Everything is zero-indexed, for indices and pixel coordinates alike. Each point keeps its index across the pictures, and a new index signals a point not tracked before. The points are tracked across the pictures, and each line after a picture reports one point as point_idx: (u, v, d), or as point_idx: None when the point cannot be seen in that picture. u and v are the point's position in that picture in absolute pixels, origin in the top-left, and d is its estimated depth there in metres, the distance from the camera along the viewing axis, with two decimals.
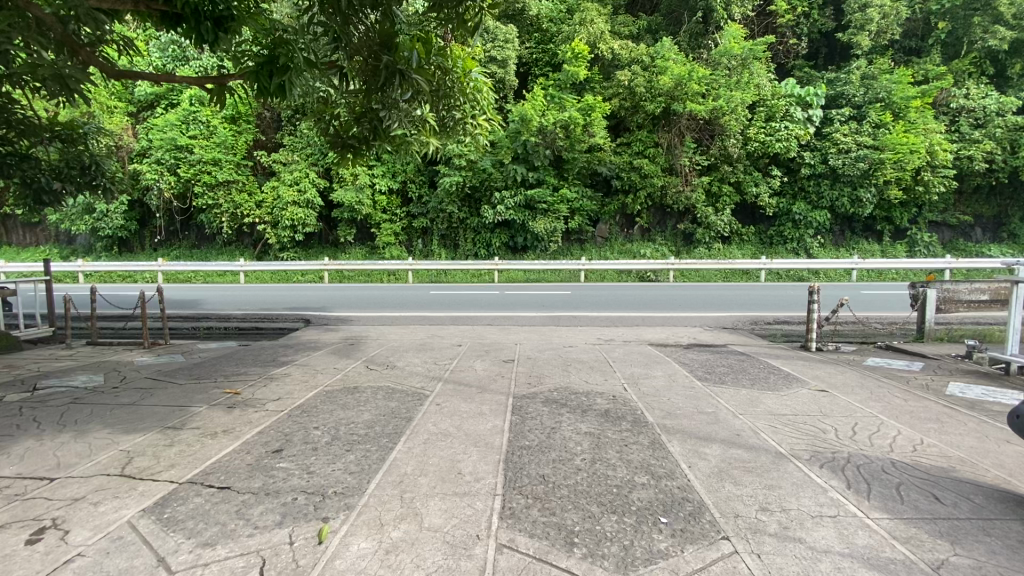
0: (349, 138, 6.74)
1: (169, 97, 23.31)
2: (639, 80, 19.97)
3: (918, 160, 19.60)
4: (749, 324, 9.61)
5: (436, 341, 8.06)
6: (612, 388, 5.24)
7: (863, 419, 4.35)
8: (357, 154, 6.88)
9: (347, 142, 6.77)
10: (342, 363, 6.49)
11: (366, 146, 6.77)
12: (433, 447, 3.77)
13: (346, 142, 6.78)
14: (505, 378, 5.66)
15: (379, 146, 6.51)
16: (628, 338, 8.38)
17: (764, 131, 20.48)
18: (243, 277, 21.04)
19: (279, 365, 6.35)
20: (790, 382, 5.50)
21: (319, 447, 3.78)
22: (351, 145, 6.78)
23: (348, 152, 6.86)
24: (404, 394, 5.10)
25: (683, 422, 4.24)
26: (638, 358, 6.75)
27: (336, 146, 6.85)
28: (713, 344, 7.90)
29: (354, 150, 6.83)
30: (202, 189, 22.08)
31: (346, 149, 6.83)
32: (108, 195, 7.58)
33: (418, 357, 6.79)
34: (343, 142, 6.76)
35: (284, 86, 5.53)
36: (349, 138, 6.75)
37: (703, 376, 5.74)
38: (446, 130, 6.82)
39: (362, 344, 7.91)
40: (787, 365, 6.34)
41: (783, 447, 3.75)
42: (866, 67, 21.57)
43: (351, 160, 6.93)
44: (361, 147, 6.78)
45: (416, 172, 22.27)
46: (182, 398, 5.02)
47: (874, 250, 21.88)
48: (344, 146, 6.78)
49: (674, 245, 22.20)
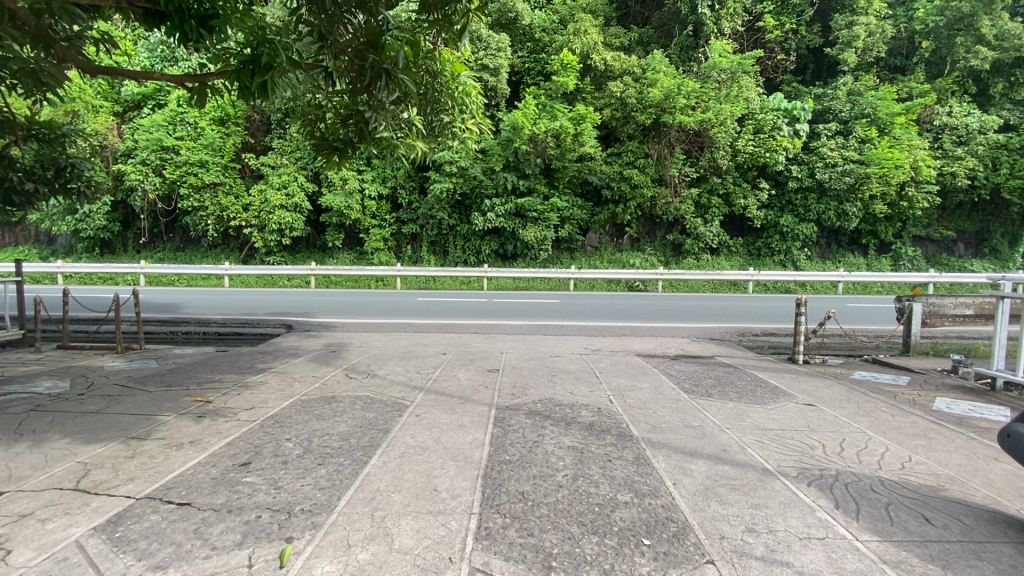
0: (335, 141, 6.58)
1: (156, 98, 23.07)
2: (631, 91, 20.11)
3: (902, 176, 19.93)
4: (736, 335, 9.58)
5: (420, 349, 7.91)
6: (597, 400, 5.12)
7: (851, 435, 4.28)
8: (344, 158, 6.72)
9: (333, 144, 6.61)
10: (321, 371, 6.30)
11: (352, 148, 6.64)
12: (409, 462, 3.61)
13: (332, 144, 6.61)
14: (489, 388, 5.52)
15: (366, 148, 6.40)
16: (615, 348, 8.28)
17: (752, 144, 20.69)
18: (228, 281, 20.79)
19: (255, 372, 6.15)
20: (777, 396, 5.43)
21: (288, 460, 3.61)
22: (337, 148, 6.62)
23: (334, 154, 6.69)
24: (382, 405, 4.94)
25: (669, 436, 4.13)
26: (625, 368, 6.67)
27: (322, 148, 6.67)
28: (700, 355, 7.83)
29: (341, 153, 6.67)
30: (187, 191, 21.81)
31: (333, 151, 6.66)
32: (81, 197, 7.23)
33: (400, 365, 6.63)
34: (330, 144, 6.60)
35: (267, 84, 5.40)
36: (336, 141, 6.59)
37: (690, 389, 5.64)
38: (434, 134, 6.72)
39: (344, 352, 7.72)
40: (774, 378, 6.26)
41: (770, 463, 3.65)
42: (852, 83, 21.97)
43: (338, 163, 6.76)
44: (348, 149, 6.63)
45: (407, 178, 22.16)
46: (150, 405, 4.81)
47: (859, 263, 22.15)
48: (330, 148, 6.61)
49: (663, 255, 22.26)
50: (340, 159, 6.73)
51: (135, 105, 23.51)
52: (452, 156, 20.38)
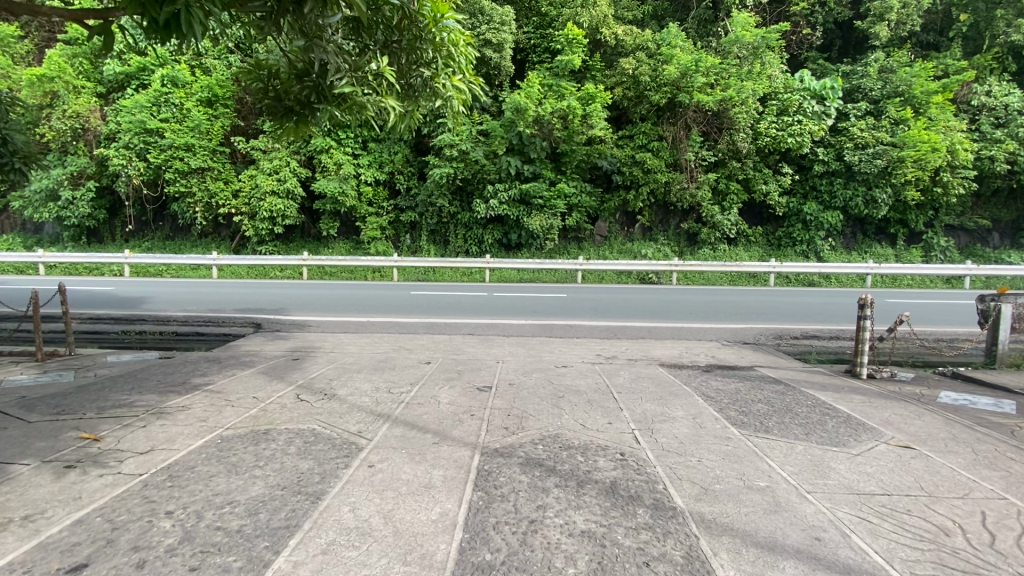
0: (290, 102, 5.18)
1: (140, 77, 21.67)
2: (644, 68, 18.65)
3: (939, 160, 18.24)
4: (772, 340, 8.22)
5: (399, 358, 6.60)
6: (618, 440, 3.81)
7: (992, 506, 2.96)
8: (302, 124, 5.29)
9: (288, 107, 5.22)
10: (267, 390, 5.03)
11: (313, 112, 5.21)
12: (335, 565, 2.34)
13: (287, 106, 5.23)
14: (475, 418, 4.23)
15: (328, 111, 5.04)
16: (634, 356, 6.96)
17: (776, 126, 19.09)
18: (216, 271, 19.63)
19: (182, 392, 4.89)
20: (858, 432, 4.08)
21: (149, 561, 2.36)
22: (293, 110, 5.20)
23: (288, 119, 5.31)
24: (327, 447, 3.66)
25: (730, 510, 2.83)
26: (648, 386, 5.34)
27: (275, 111, 5.30)
28: (737, 366, 6.45)
29: (298, 118, 5.25)
30: (173, 176, 20.62)
31: (287, 115, 5.27)
32: (18, 172, 6.46)
33: (368, 381, 5.31)
34: (283, 107, 5.22)
35: (198, 25, 3.86)
36: (292, 103, 5.19)
37: (738, 421, 4.30)
38: (411, 93, 5.57)
39: (308, 360, 6.43)
40: (842, 402, 4.90)
41: (898, 571, 2.34)
42: (885, 59, 20.25)
43: (294, 131, 5.37)
44: (307, 113, 5.18)
45: (405, 163, 20.88)
46: (11, 450, 3.58)
47: (887, 254, 20.55)
48: (284, 112, 5.23)
49: (678, 245, 20.77)
50: (297, 125, 5.34)
51: (119, 86, 22.38)
52: (452, 139, 19.04)
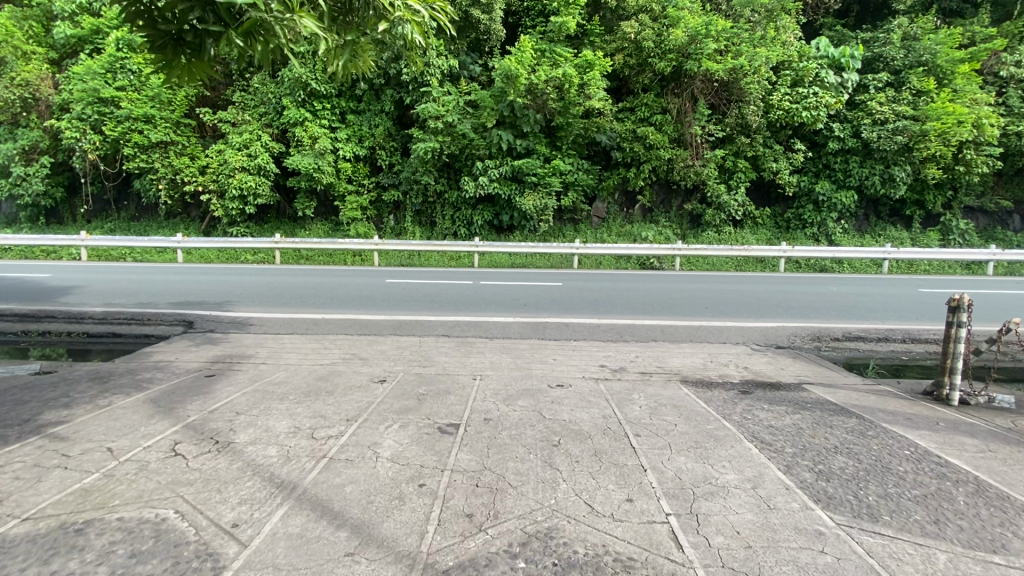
0: (176, 27, 3.70)
1: (94, 41, 19.48)
2: (648, 32, 16.82)
3: (965, 134, 16.67)
4: (810, 343, 6.81)
5: (345, 373, 5.09)
6: (651, 547, 2.35)
7: None
8: (198, 61, 3.87)
9: (173, 33, 3.72)
10: (136, 433, 3.55)
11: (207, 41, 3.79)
12: None
13: (170, 32, 3.72)
14: (423, 494, 2.77)
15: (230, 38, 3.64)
16: (648, 368, 5.51)
17: (790, 98, 17.39)
18: (181, 256, 17.93)
19: (9, 442, 3.41)
20: (1012, 521, 2.64)
21: None
22: (180, 39, 3.74)
23: (177, 56, 3.81)
24: (165, 568, 2.21)
25: None
26: (673, 420, 3.88)
27: (154, 43, 3.72)
28: (782, 385, 5.00)
29: (190, 52, 3.81)
30: (132, 151, 18.62)
31: (173, 49, 3.77)
32: None
33: (287, 417, 3.84)
34: (164, 34, 3.69)
35: None
36: (180, 29, 3.72)
37: (821, 493, 2.86)
38: (351, 19, 4.29)
39: (224, 378, 4.91)
40: (951, 451, 3.47)
41: None
42: (908, 25, 18.57)
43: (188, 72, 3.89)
44: (200, 42, 3.75)
45: (387, 137, 19.04)
46: None
47: (903, 238, 19.07)
48: (167, 41, 3.71)
49: (680, 227, 19.24)
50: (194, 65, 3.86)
51: (73, 52, 20.30)
52: (437, 110, 17.22)
